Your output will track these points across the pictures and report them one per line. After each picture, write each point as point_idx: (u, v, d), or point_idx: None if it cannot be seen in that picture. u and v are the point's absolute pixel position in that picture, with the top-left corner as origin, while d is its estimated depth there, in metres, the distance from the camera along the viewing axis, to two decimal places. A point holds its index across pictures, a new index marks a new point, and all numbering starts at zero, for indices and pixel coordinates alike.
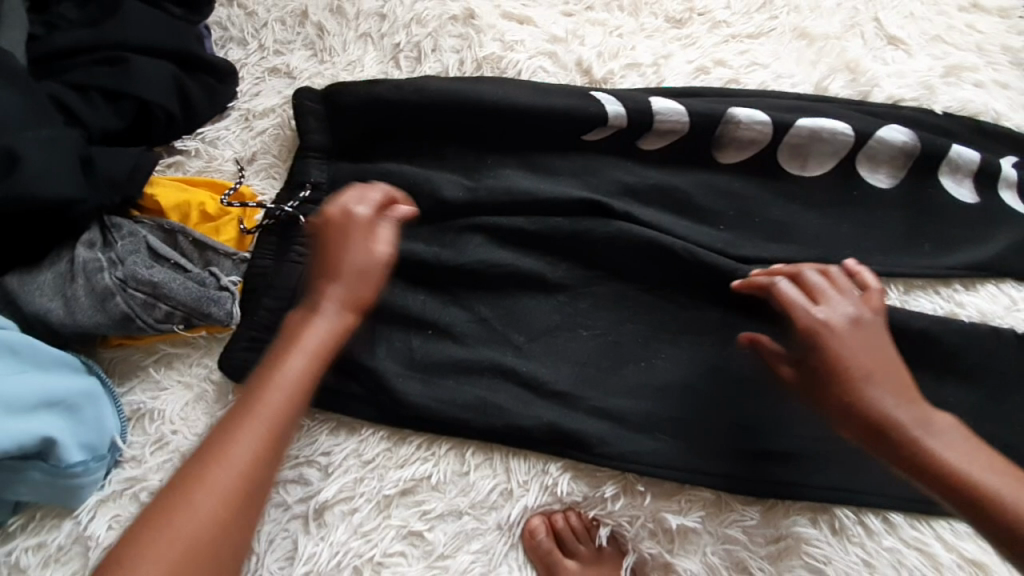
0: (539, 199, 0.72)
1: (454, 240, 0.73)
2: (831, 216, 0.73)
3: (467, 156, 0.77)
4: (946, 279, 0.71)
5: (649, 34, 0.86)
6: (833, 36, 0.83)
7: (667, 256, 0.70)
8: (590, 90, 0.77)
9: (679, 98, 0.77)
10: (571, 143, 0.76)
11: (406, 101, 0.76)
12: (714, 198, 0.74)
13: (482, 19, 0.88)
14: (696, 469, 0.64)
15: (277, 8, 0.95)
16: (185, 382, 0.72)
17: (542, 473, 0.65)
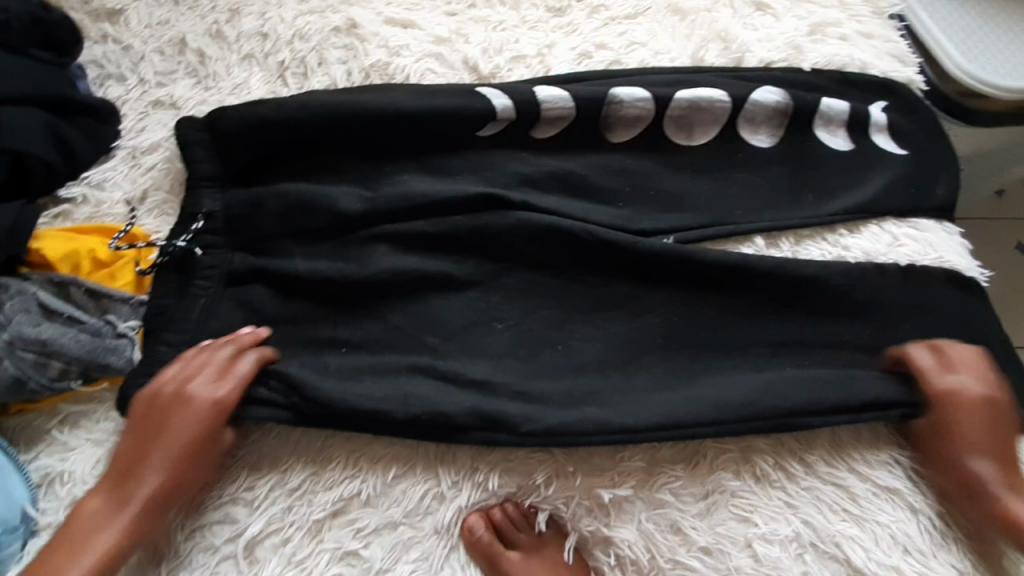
0: (438, 200, 0.73)
1: (357, 252, 0.72)
2: (719, 180, 0.76)
3: (363, 166, 0.76)
4: (831, 225, 0.74)
5: (531, 25, 0.88)
6: (703, 9, 0.87)
7: (568, 239, 0.72)
8: (475, 87, 0.77)
9: (563, 84, 0.79)
10: (464, 140, 0.77)
11: (291, 118, 0.75)
12: (608, 177, 0.76)
13: (365, 28, 0.87)
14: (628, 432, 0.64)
15: (154, 39, 0.92)
16: (95, 439, 0.69)
17: (472, 471, 0.65)
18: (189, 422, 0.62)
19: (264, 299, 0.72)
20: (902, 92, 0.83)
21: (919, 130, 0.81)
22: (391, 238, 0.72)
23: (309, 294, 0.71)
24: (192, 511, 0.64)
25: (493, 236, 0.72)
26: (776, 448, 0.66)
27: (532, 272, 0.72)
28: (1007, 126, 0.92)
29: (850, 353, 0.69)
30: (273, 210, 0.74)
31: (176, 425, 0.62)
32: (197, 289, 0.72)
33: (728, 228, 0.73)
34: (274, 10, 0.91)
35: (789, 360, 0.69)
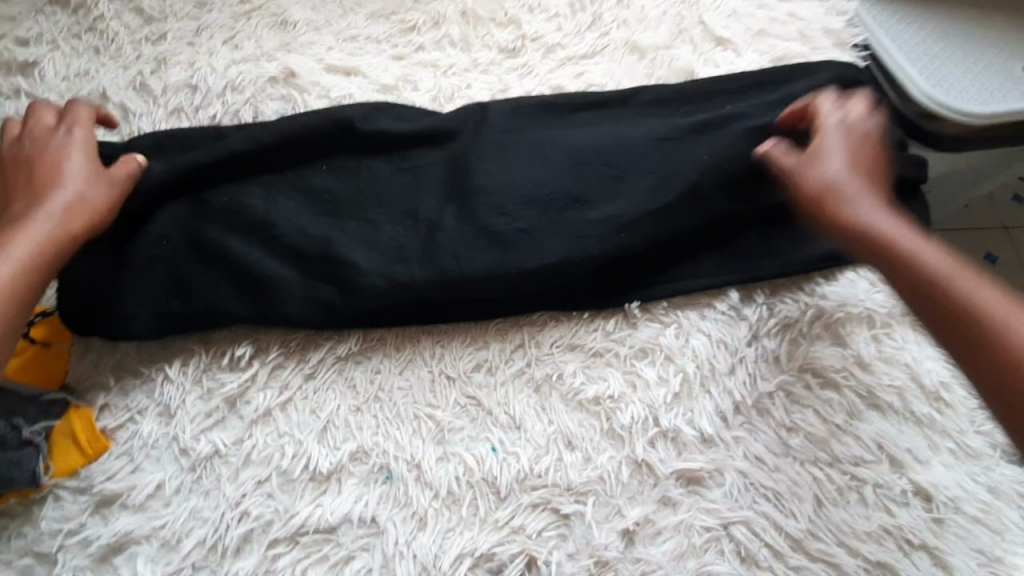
0: (383, 261, 0.68)
1: (327, 228, 0.69)
2: (688, 126, 0.74)
3: (308, 217, 0.69)
4: (807, 275, 0.72)
5: (484, 69, 0.83)
6: (662, 46, 0.83)
7: (505, 206, 0.71)
8: (426, 141, 0.74)
9: (519, 133, 0.75)
10: (418, 195, 0.72)
11: (228, 175, 0.70)
12: (582, 146, 0.73)
13: (304, 77, 0.81)
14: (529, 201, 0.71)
15: (71, 94, 0.84)
16: (1, 563, 0.59)
17: (434, 573, 0.59)
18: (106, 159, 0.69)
19: (204, 385, 0.65)
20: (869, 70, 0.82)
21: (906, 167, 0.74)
22: (363, 227, 0.70)
23: (271, 306, 0.66)
24: None
25: (468, 231, 0.70)
26: (763, 523, 0.61)
27: (508, 275, 0.68)
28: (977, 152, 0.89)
29: (831, 412, 0.66)
30: (222, 224, 0.68)
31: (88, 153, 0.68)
32: (142, 279, 0.66)
33: (696, 284, 0.70)
34: (204, 59, 0.85)
35: (765, 423, 0.65)
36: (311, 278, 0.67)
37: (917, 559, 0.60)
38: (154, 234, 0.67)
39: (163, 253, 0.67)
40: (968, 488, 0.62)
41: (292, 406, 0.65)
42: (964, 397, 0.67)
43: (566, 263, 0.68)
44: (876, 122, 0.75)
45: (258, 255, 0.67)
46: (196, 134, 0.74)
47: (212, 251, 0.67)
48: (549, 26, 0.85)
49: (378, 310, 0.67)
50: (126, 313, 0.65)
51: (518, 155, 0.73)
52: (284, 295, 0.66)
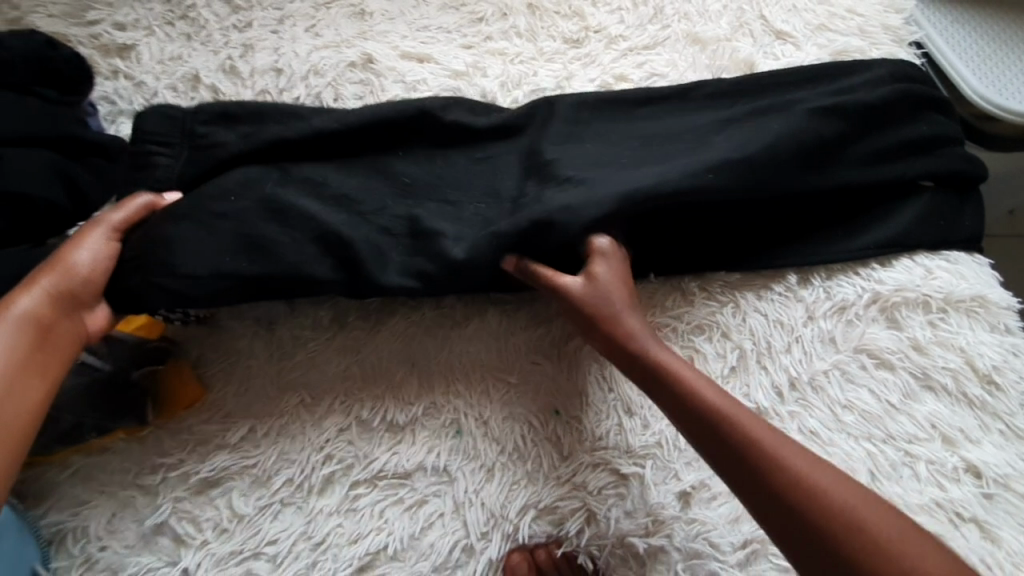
0: (457, 228, 0.68)
1: (404, 200, 0.69)
2: (753, 113, 0.72)
3: (375, 199, 0.69)
4: (862, 260, 0.73)
5: (549, 57, 0.88)
6: (723, 38, 0.86)
7: (577, 174, 0.68)
8: (488, 118, 0.74)
9: (578, 116, 0.75)
10: (487, 174, 0.72)
11: (292, 142, 0.69)
12: (645, 136, 0.73)
13: (381, 63, 0.87)
14: (600, 172, 0.69)
15: (166, 75, 0.91)
16: (109, 493, 0.65)
17: (501, 520, 0.64)
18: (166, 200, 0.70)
19: (288, 341, 0.71)
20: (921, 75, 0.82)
21: (964, 163, 0.75)
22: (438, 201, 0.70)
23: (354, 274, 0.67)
24: (214, 566, 0.62)
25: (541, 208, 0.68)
26: None
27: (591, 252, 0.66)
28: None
29: (884, 390, 0.68)
30: (296, 192, 0.68)
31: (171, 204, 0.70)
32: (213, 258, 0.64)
33: (755, 265, 0.72)
34: (288, 45, 0.91)
35: (818, 399, 0.68)
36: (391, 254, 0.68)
37: (966, 532, 0.62)
38: (222, 201, 0.66)
39: (231, 211, 0.65)
40: (1017, 467, 0.65)
41: (364, 370, 0.69)
42: (1017, 382, 0.68)
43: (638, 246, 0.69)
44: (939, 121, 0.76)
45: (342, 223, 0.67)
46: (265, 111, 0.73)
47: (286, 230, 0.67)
48: (611, 19, 0.89)
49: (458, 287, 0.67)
50: (208, 291, 0.64)
51: (585, 142, 0.72)
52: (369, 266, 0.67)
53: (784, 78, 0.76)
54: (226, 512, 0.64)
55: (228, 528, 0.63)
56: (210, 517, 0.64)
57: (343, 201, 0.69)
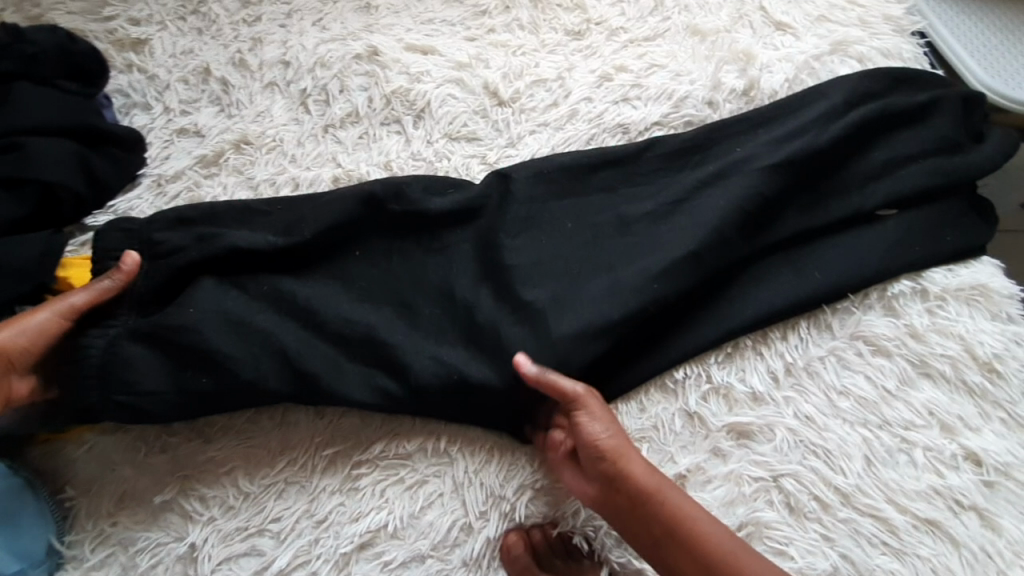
0: (431, 291, 0.70)
1: (374, 282, 0.71)
2: (710, 176, 0.74)
3: (340, 293, 0.70)
4: (865, 292, 0.71)
5: (551, 49, 0.89)
6: (723, 29, 0.87)
7: (533, 240, 0.72)
8: (440, 180, 0.75)
9: (536, 175, 0.74)
10: (448, 237, 0.72)
11: (252, 230, 0.71)
12: (598, 219, 0.74)
13: (386, 55, 0.88)
14: (553, 241, 0.72)
15: (178, 68, 0.93)
16: (120, 471, 0.67)
17: (499, 501, 0.65)
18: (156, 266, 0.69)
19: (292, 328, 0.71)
20: (909, 75, 0.79)
21: (946, 181, 0.73)
22: (406, 285, 0.71)
23: (336, 368, 0.66)
24: (220, 542, 0.64)
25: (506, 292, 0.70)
26: (812, 476, 0.64)
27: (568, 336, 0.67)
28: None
29: (880, 377, 0.68)
30: (256, 281, 0.70)
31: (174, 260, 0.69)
32: (201, 356, 0.65)
33: (747, 317, 0.69)
34: (295, 38, 0.93)
35: (813, 385, 0.68)
36: (377, 325, 0.68)
37: (964, 520, 0.61)
38: (179, 312, 0.66)
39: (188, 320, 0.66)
40: (1019, 456, 0.64)
41: (344, 437, 0.67)
42: (1017, 369, 0.68)
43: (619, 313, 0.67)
44: (908, 154, 0.75)
45: (319, 306, 0.68)
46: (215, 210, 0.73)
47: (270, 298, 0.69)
48: (613, 11, 0.91)
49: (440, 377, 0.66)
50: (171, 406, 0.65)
51: (539, 228, 0.73)
52: (353, 343, 0.67)
53: (729, 140, 0.77)
54: (233, 490, 0.66)
55: (234, 505, 0.65)
56: (217, 495, 0.66)
57: (313, 274, 0.71)
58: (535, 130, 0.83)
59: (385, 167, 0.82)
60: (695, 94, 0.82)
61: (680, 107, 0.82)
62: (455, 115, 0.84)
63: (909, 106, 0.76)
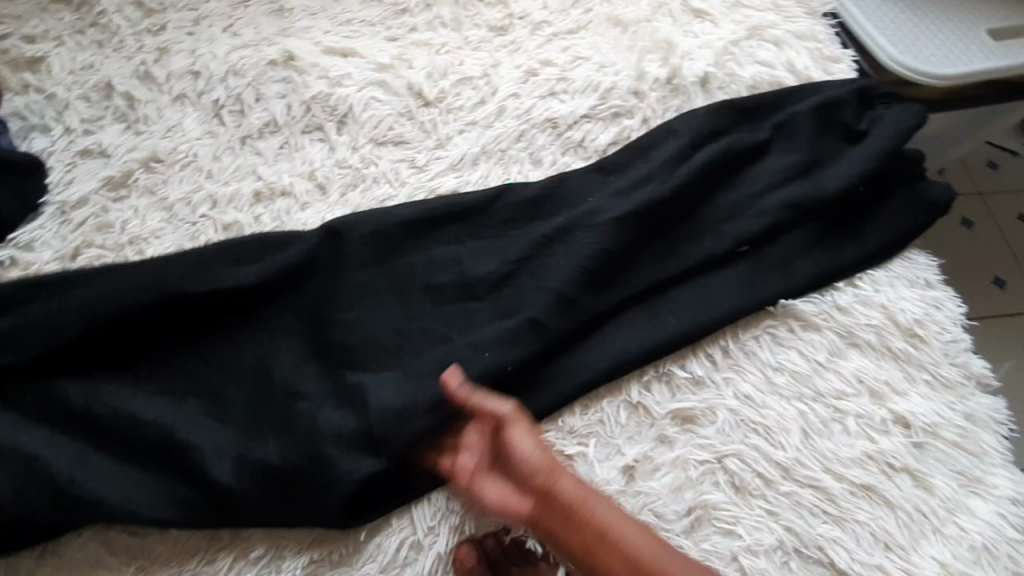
0: (265, 373, 0.68)
1: (211, 381, 0.67)
2: (558, 227, 0.74)
3: (168, 388, 0.67)
4: (722, 330, 0.71)
5: (475, 46, 0.88)
6: (643, 19, 0.88)
7: (374, 311, 0.71)
8: (277, 247, 0.72)
9: (382, 236, 0.74)
10: (284, 315, 0.71)
11: (59, 325, 0.66)
12: (445, 280, 0.72)
13: (303, 60, 0.85)
14: (397, 307, 0.71)
15: (78, 85, 0.87)
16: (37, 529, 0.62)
17: (447, 514, 0.63)
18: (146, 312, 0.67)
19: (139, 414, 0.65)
20: (751, 107, 0.81)
21: (796, 210, 0.74)
22: (247, 376, 0.68)
23: (168, 472, 0.63)
24: None
25: (346, 374, 0.68)
26: (754, 454, 0.65)
27: (424, 412, 0.64)
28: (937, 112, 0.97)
29: (811, 351, 0.70)
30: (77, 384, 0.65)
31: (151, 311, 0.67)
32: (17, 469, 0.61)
33: (607, 363, 0.69)
34: (204, 47, 0.88)
35: (751, 365, 0.70)
36: (218, 427, 0.65)
37: (899, 482, 0.63)
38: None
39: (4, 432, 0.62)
40: (943, 415, 0.66)
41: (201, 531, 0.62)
42: (936, 332, 0.71)
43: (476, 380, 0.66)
44: (751, 188, 0.77)
45: (149, 413, 0.64)
46: (26, 301, 0.68)
47: (87, 417, 0.64)
48: (535, 5, 0.90)
49: (279, 478, 0.62)
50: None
51: (378, 296, 0.72)
52: (188, 451, 0.63)
53: (582, 184, 0.78)
54: (162, 535, 0.62)
55: (164, 552, 0.62)
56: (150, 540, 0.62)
57: (137, 371, 0.67)
58: (464, 129, 0.82)
59: (310, 177, 0.79)
60: (620, 84, 0.83)
61: (607, 99, 0.82)
62: (380, 118, 0.81)
63: (746, 142, 0.78)
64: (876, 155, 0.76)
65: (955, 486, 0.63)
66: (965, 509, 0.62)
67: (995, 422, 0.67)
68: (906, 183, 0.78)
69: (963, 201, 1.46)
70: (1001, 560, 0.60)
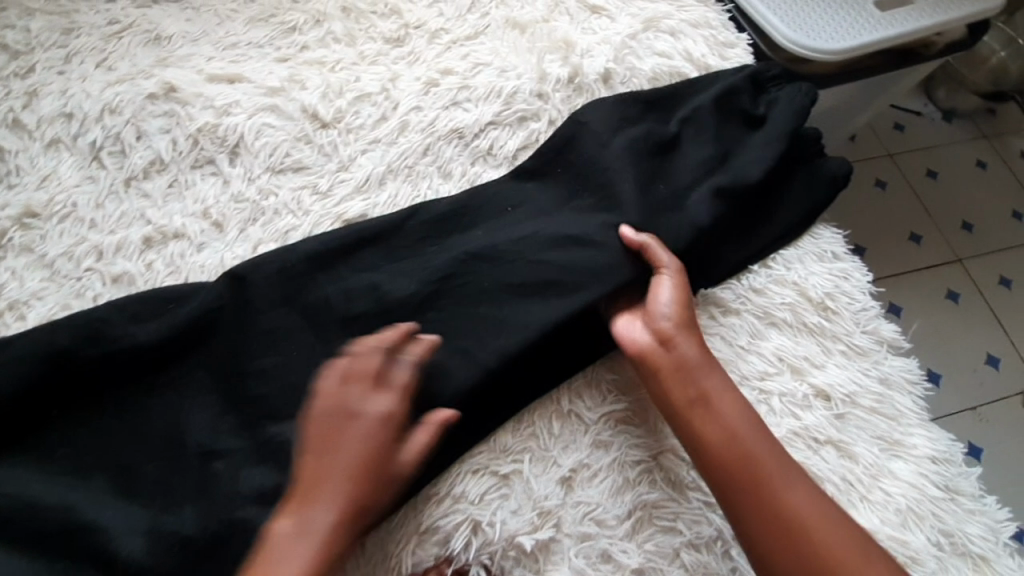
0: (172, 434, 0.62)
1: (113, 450, 0.62)
2: (474, 241, 0.72)
3: (63, 464, 0.61)
4: None
5: (371, 60, 0.84)
6: (540, 20, 0.87)
7: (289, 350, 0.67)
8: (174, 295, 0.67)
9: (289, 268, 0.69)
10: (190, 367, 0.65)
11: None
12: (363, 310, 0.68)
13: (184, 90, 0.79)
14: (313, 343, 0.67)
15: None
16: None
17: (382, 556, 0.60)
18: (356, 442, 0.57)
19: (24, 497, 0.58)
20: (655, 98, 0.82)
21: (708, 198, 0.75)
22: (157, 442, 0.62)
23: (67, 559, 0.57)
24: None
25: (266, 425, 0.64)
26: None
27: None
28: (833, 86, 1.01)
29: (732, 335, 0.70)
30: None
31: (338, 447, 0.57)
32: None
33: (534, 373, 0.68)
34: (76, 86, 0.81)
35: None
36: (127, 502, 0.59)
37: (826, 454, 0.64)
38: None
39: None
40: (860, 383, 0.68)
41: None
42: (846, 302, 0.73)
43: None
44: (665, 177, 0.76)
45: (47, 496, 0.58)
46: None
47: None
48: (430, 13, 0.88)
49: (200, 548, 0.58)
50: None
51: (293, 336, 0.67)
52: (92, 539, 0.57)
53: (495, 192, 0.76)
54: None
55: None
56: None
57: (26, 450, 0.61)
58: (367, 148, 0.78)
59: (204, 215, 0.74)
60: (523, 87, 0.81)
61: (511, 103, 0.81)
62: (275, 145, 0.77)
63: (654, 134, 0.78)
64: (775, 139, 0.77)
65: (877, 451, 0.65)
66: (888, 473, 0.64)
67: (909, 383, 0.70)
68: (807, 161, 0.80)
69: (876, 165, 1.53)
70: (928, 519, 0.61)
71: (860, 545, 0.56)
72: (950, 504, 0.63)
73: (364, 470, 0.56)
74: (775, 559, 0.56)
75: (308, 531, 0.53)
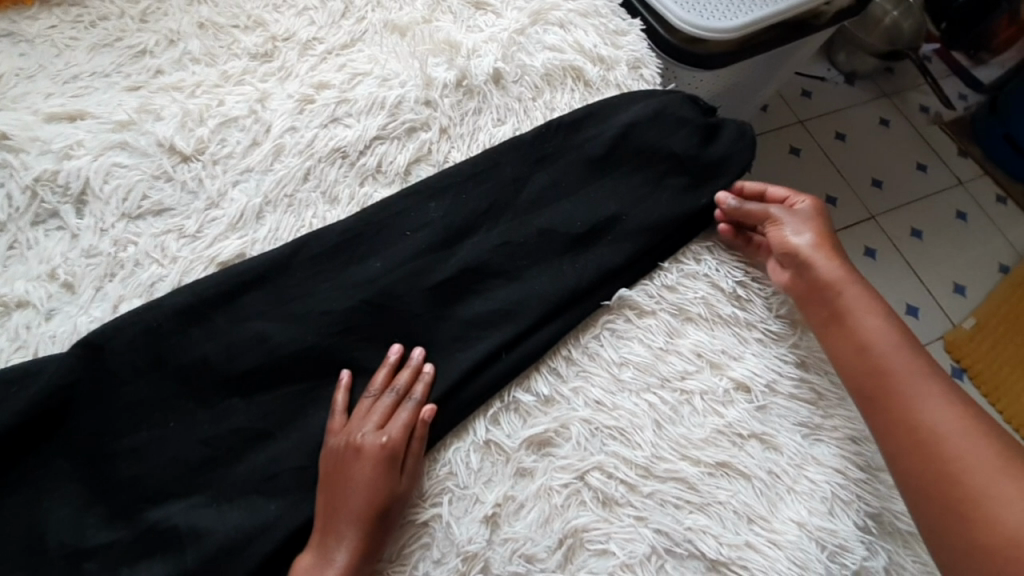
0: (31, 539, 0.54)
1: None
2: (370, 273, 0.67)
3: None
4: (562, 340, 0.68)
5: (237, 79, 0.76)
6: (420, 21, 0.81)
7: (168, 421, 0.59)
8: (19, 378, 0.58)
9: (160, 329, 0.61)
10: (49, 457, 0.57)
11: None
12: (250, 365, 0.62)
13: (17, 135, 0.68)
14: (195, 409, 0.60)
15: None
16: None
17: None
18: (365, 479, 0.56)
19: None
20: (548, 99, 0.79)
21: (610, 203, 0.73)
22: (15, 549, 0.54)
23: None
24: None
25: (144, 511, 0.56)
26: (613, 462, 0.61)
27: (250, 530, 0.56)
28: (732, 63, 0.99)
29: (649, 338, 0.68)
30: None
31: (352, 486, 0.57)
32: None
33: (448, 406, 0.63)
34: None
35: (597, 367, 0.67)
36: None
37: (750, 450, 0.63)
38: None
39: None
40: (778, 371, 0.68)
41: None
42: (759, 289, 0.73)
43: (301, 470, 0.59)
44: (564, 183, 0.74)
45: None
46: None
47: None
48: (299, 22, 0.80)
49: None
50: None
51: (172, 405, 0.60)
52: None
53: (388, 214, 0.70)
54: None
55: None
56: None
57: None
58: (239, 179, 0.71)
59: (51, 277, 0.64)
60: (408, 96, 0.75)
61: (397, 115, 0.75)
62: (130, 187, 0.68)
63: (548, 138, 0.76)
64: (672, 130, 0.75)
65: (799, 440, 0.65)
66: (812, 459, 0.64)
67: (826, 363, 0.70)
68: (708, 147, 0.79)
69: (789, 132, 1.56)
70: (853, 503, 0.62)
71: (1010, 489, 0.53)
72: (871, 484, 0.63)
73: (372, 507, 0.55)
74: (889, 440, 0.60)
75: (324, 569, 0.53)
